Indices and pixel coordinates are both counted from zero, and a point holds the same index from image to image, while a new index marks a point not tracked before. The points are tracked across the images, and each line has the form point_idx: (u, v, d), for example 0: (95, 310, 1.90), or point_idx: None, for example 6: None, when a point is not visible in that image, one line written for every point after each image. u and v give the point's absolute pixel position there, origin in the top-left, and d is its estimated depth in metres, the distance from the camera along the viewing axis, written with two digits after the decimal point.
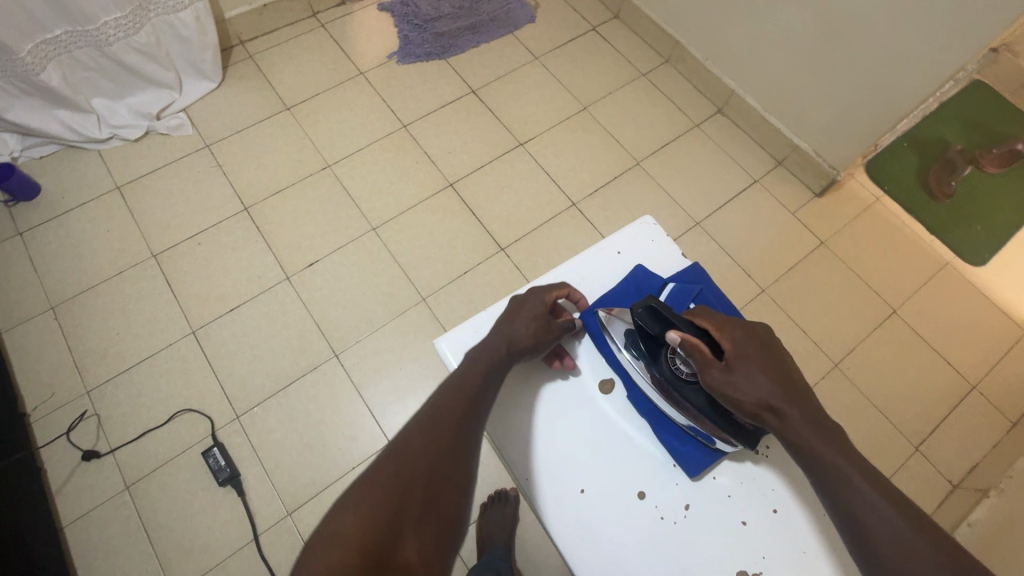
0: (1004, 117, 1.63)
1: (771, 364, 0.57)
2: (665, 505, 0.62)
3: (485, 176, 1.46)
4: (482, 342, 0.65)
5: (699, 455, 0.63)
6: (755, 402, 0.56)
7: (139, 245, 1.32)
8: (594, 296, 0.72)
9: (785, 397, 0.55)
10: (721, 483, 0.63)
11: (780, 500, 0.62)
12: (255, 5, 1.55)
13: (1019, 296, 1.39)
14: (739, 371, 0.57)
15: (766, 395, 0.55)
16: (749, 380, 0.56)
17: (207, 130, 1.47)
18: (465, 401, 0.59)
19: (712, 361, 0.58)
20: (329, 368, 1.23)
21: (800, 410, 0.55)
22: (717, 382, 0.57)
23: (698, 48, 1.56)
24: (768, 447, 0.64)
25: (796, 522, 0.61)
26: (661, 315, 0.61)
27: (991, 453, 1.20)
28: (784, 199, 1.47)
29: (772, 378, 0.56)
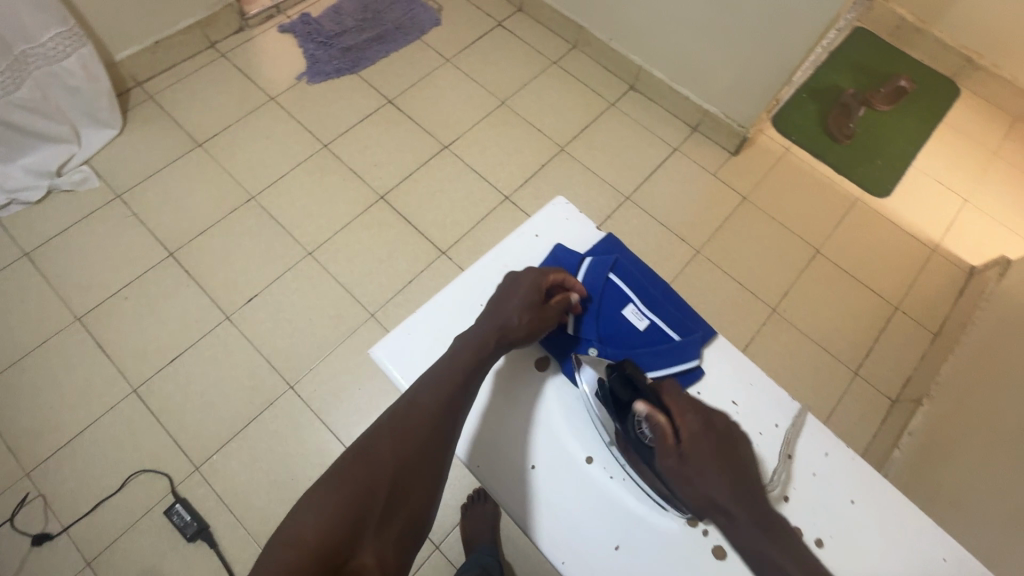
0: (885, 58, 1.77)
1: (727, 457, 0.56)
2: (612, 466, 0.64)
3: (415, 183, 1.46)
4: (470, 333, 0.62)
5: None
6: (704, 492, 0.54)
7: (61, 310, 1.25)
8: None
9: (735, 494, 0.54)
10: None
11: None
12: (147, 43, 1.48)
13: (922, 219, 1.51)
14: (692, 459, 0.55)
15: (717, 489, 0.54)
16: (703, 470, 0.55)
17: (116, 180, 1.40)
18: (443, 399, 0.56)
19: (673, 442, 0.56)
20: (286, 401, 1.20)
21: (750, 512, 0.53)
22: (675, 467, 0.56)
23: (601, 30, 1.61)
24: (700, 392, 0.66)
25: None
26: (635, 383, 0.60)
27: (920, 365, 1.31)
28: (704, 162, 1.54)
29: (727, 475, 0.55)
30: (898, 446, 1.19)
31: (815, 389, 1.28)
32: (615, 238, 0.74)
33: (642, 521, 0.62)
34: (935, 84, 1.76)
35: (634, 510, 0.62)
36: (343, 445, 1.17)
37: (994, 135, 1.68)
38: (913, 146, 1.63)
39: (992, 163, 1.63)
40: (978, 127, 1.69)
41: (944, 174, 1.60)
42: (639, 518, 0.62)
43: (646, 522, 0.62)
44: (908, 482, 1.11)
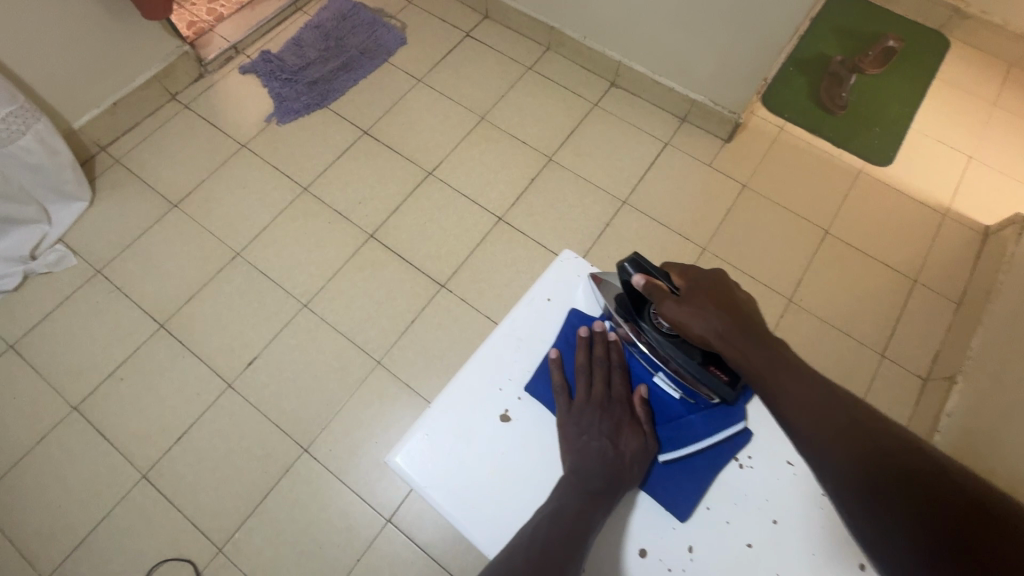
0: (869, 18, 1.71)
1: (722, 297, 0.56)
2: (669, 555, 0.58)
3: (404, 216, 1.40)
4: (579, 473, 0.58)
5: (690, 492, 0.60)
6: (702, 332, 0.55)
7: (56, 401, 1.20)
8: (539, 356, 0.67)
9: (729, 323, 0.54)
10: (716, 512, 0.59)
11: (778, 509, 0.59)
12: (105, 106, 1.41)
13: (930, 183, 1.46)
14: (688, 306, 0.56)
15: (713, 323, 0.55)
16: (701, 310, 0.55)
17: (94, 254, 1.34)
18: (565, 535, 0.53)
19: (668, 294, 0.58)
20: (301, 466, 1.15)
21: (748, 334, 0.53)
22: (672, 314, 0.57)
23: (573, 29, 1.54)
24: (750, 456, 0.62)
25: (797, 529, 0.58)
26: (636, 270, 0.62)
27: (947, 338, 1.26)
28: (697, 153, 1.49)
29: (721, 310, 0.55)
30: (939, 430, 1.14)
31: (843, 376, 1.24)
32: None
33: None
34: (923, 39, 1.70)
35: None
36: (367, 503, 1.13)
37: (991, 85, 1.62)
38: (909, 108, 1.57)
39: (993, 114, 1.57)
40: (973, 79, 1.63)
41: (945, 132, 1.54)
42: None
43: None
44: None
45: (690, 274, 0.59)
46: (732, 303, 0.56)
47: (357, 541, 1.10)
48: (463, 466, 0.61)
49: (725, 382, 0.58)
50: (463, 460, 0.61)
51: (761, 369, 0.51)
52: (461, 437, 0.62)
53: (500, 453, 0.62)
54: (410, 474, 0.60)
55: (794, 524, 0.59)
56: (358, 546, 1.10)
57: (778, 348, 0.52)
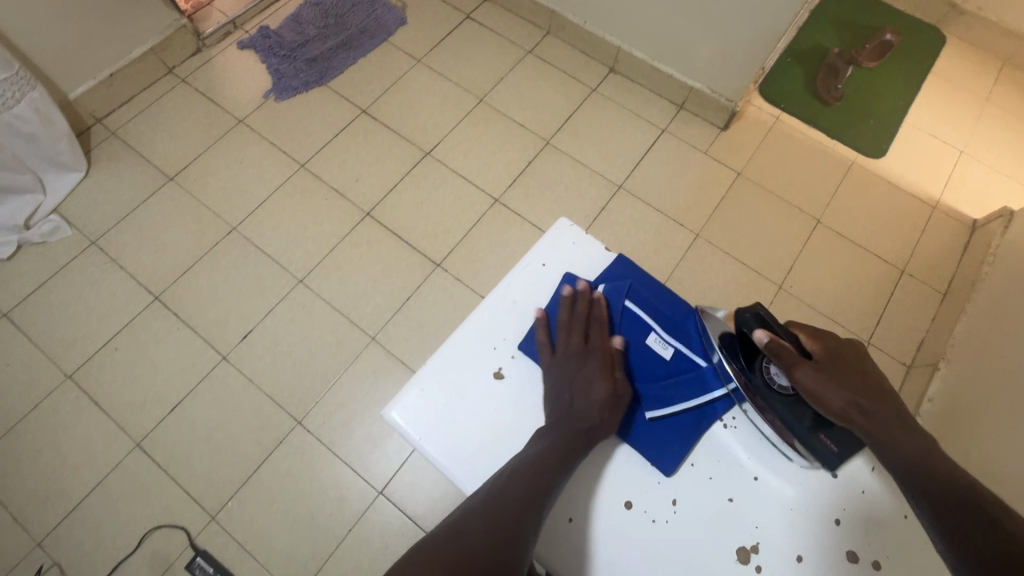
0: (867, 12, 1.72)
1: (862, 374, 0.56)
2: (653, 507, 0.60)
3: (401, 195, 1.41)
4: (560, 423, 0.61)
5: (674, 447, 0.62)
6: (840, 405, 0.55)
7: (49, 370, 1.20)
8: (528, 314, 0.69)
9: (870, 399, 0.54)
10: (699, 468, 0.61)
11: (759, 466, 0.61)
12: (101, 77, 1.40)
13: (920, 175, 1.49)
14: (832, 377, 0.56)
15: (851, 399, 0.55)
16: (833, 383, 0.56)
17: (89, 225, 1.34)
18: (543, 473, 0.55)
19: (802, 359, 0.58)
20: (295, 437, 1.17)
21: (893, 414, 0.53)
22: (805, 381, 0.56)
23: (574, 13, 1.55)
24: (734, 417, 0.64)
25: (777, 486, 0.60)
26: (759, 322, 0.62)
27: (932, 327, 1.29)
28: (693, 140, 1.50)
29: (858, 387, 0.55)
30: (920, 414, 1.17)
31: None
32: (626, 259, 0.73)
33: (693, 565, 0.58)
34: (920, 33, 1.71)
35: (682, 554, 0.58)
36: (359, 476, 1.14)
37: (984, 81, 1.64)
38: (904, 101, 1.59)
39: (985, 110, 1.59)
40: (967, 74, 1.65)
41: (937, 126, 1.56)
42: (689, 561, 0.58)
43: (698, 566, 0.58)
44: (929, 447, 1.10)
45: (825, 341, 0.59)
46: (872, 383, 0.56)
47: (349, 511, 1.12)
48: (454, 419, 0.62)
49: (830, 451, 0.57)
50: (455, 414, 0.62)
51: (899, 447, 0.50)
52: (448, 386, 0.63)
53: (483, 403, 0.63)
54: (404, 427, 0.62)
55: (774, 481, 0.61)
56: (350, 516, 1.11)
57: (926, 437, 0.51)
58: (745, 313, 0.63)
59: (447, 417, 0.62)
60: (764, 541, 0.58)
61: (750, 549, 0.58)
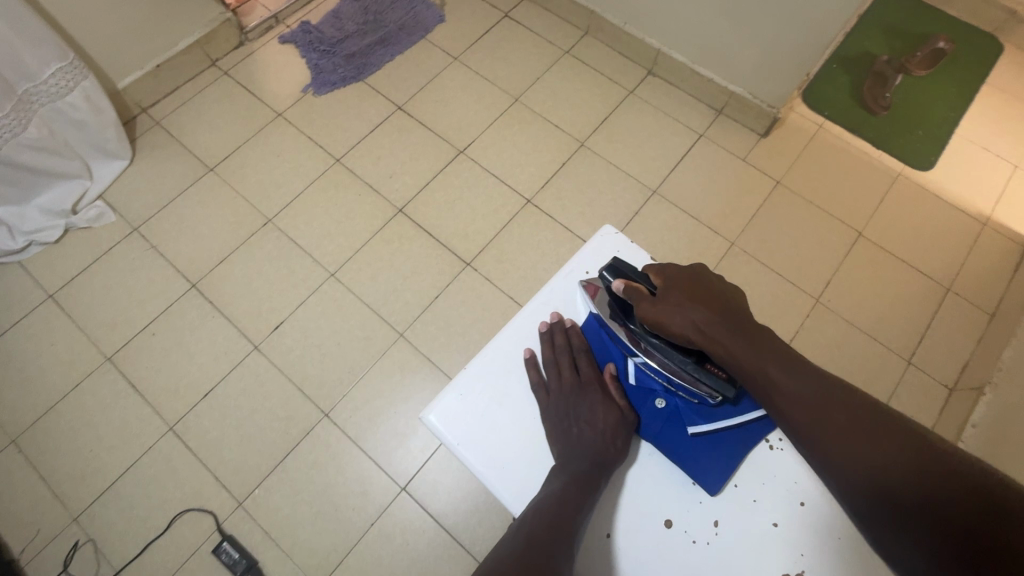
0: (920, 19, 1.66)
1: (701, 294, 0.56)
2: (694, 528, 0.59)
3: (433, 192, 1.41)
4: (584, 448, 0.60)
5: (718, 468, 0.60)
6: (682, 328, 0.55)
7: (90, 351, 1.24)
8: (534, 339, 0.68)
9: (713, 319, 0.54)
10: (742, 490, 0.60)
11: (806, 491, 0.59)
12: (147, 68, 1.44)
13: (970, 190, 1.43)
14: (672, 303, 0.56)
15: (691, 318, 0.55)
16: (679, 307, 0.56)
17: (131, 212, 1.38)
18: (577, 493, 0.55)
19: (645, 295, 0.59)
20: (321, 430, 1.18)
21: (730, 327, 0.54)
22: (648, 315, 0.58)
23: (614, 14, 1.53)
24: (781, 438, 0.61)
25: (825, 512, 0.58)
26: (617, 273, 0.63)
27: (977, 349, 1.24)
28: (732, 146, 1.47)
29: (700, 305, 0.55)
30: (961, 440, 1.12)
31: (867, 380, 1.22)
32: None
33: None
34: (975, 42, 1.64)
35: None
36: (382, 471, 1.15)
37: None
38: (956, 112, 1.53)
39: None
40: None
41: (991, 139, 1.50)
42: None
43: None
44: None
45: (669, 271, 0.59)
46: (715, 297, 0.56)
47: (371, 506, 1.13)
48: (494, 426, 0.63)
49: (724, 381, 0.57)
50: (494, 421, 0.63)
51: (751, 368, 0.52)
52: (487, 396, 0.64)
53: (506, 421, 0.63)
54: (442, 432, 0.62)
55: (822, 508, 0.59)
56: (372, 511, 1.12)
57: (761, 339, 0.53)
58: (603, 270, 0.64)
59: (487, 427, 0.62)
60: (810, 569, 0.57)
61: None
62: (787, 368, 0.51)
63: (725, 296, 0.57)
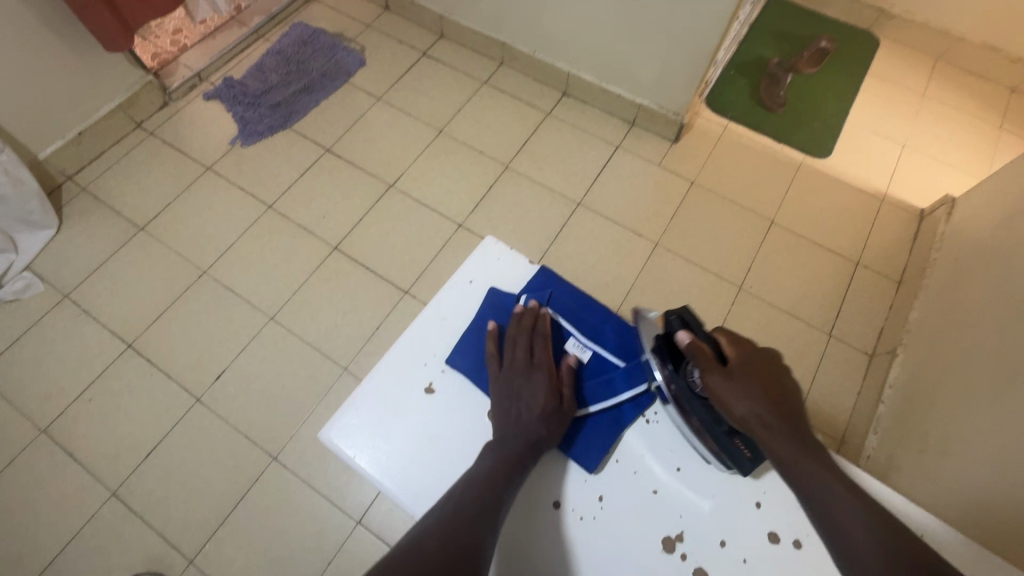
0: (803, 23, 1.81)
1: (768, 382, 0.60)
2: (582, 506, 0.64)
3: (367, 227, 1.45)
4: (519, 429, 0.63)
5: (594, 446, 0.66)
6: (742, 411, 0.58)
7: (24, 426, 1.21)
8: (461, 330, 0.73)
9: (773, 412, 0.58)
10: (623, 463, 0.66)
11: (680, 458, 0.66)
12: (70, 136, 1.45)
13: (867, 172, 1.54)
14: (739, 385, 0.59)
15: (755, 407, 0.58)
16: (747, 390, 0.59)
17: (62, 279, 1.37)
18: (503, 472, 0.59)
19: (715, 364, 0.62)
20: (271, 474, 1.17)
21: (788, 429, 0.57)
22: (714, 385, 0.60)
23: (523, 44, 1.62)
24: (655, 413, 0.69)
25: (695, 474, 0.65)
26: (685, 325, 0.67)
27: (890, 315, 1.33)
28: (647, 154, 1.56)
29: (766, 394, 0.59)
30: (883, 401, 1.19)
31: (793, 356, 1.29)
32: (548, 272, 0.79)
33: (624, 555, 0.61)
34: (855, 39, 1.80)
35: (611, 546, 0.62)
36: (336, 507, 1.15)
37: (919, 79, 1.72)
38: (844, 103, 1.67)
39: (922, 105, 1.67)
40: (902, 73, 1.73)
41: (879, 124, 1.63)
42: (620, 553, 0.61)
43: (628, 556, 0.61)
44: (896, 433, 1.11)
45: (742, 351, 0.63)
46: (775, 384, 0.60)
47: (327, 544, 1.12)
48: (426, 420, 0.67)
49: (744, 455, 0.62)
50: (389, 430, 0.66)
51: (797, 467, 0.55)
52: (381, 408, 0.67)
53: (401, 424, 0.66)
54: (342, 447, 0.65)
55: (694, 472, 0.65)
56: (329, 549, 1.11)
57: (807, 436, 0.57)
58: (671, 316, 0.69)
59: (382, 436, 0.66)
60: (688, 528, 0.63)
61: (675, 537, 0.62)
62: (820, 459, 0.55)
63: (793, 396, 0.60)
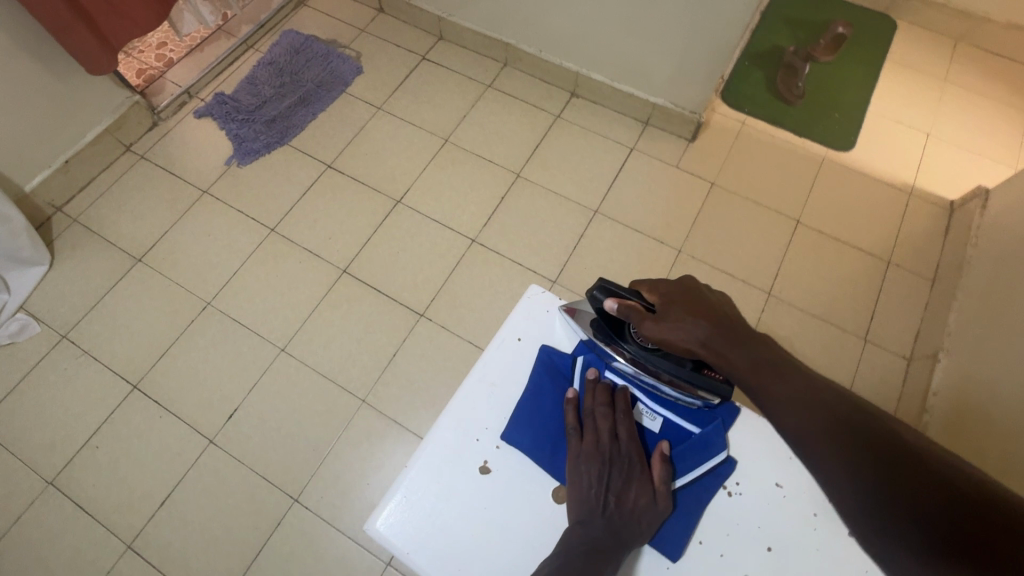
0: (815, 7, 1.74)
1: (699, 306, 0.51)
2: None
3: (376, 247, 1.38)
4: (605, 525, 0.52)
5: (677, 527, 0.55)
6: (687, 344, 0.50)
7: (29, 478, 1.15)
8: (515, 399, 0.60)
9: (715, 330, 0.49)
10: (707, 545, 0.55)
11: (772, 535, 0.55)
12: (56, 165, 1.37)
13: (893, 164, 1.48)
14: (676, 323, 0.51)
15: (696, 334, 0.50)
16: (681, 322, 0.51)
17: (58, 319, 1.30)
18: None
19: (645, 315, 0.53)
20: (293, 518, 1.12)
21: (734, 343, 0.48)
22: (653, 334, 0.52)
23: (527, 44, 1.54)
24: (738, 483, 0.57)
25: (792, 555, 0.54)
26: (609, 294, 0.58)
27: (926, 317, 1.28)
28: (663, 155, 1.49)
29: (700, 316, 0.50)
30: (927, 410, 1.14)
31: (829, 364, 1.24)
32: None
33: None
34: (871, 23, 1.73)
35: None
36: (363, 548, 1.10)
37: (940, 62, 1.65)
38: (865, 91, 1.60)
39: (944, 90, 1.61)
40: (922, 57, 1.67)
41: (902, 112, 1.57)
42: None
43: None
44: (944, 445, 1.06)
45: (661, 289, 0.54)
46: (705, 304, 0.51)
47: None
48: (487, 505, 0.56)
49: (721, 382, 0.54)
50: (445, 520, 0.55)
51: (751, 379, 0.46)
52: (433, 492, 0.56)
53: (458, 514, 0.55)
54: (392, 540, 0.54)
55: (791, 553, 0.54)
56: None
57: (757, 340, 0.48)
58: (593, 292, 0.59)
59: (437, 528, 0.54)
60: None
61: None
62: (777, 369, 0.46)
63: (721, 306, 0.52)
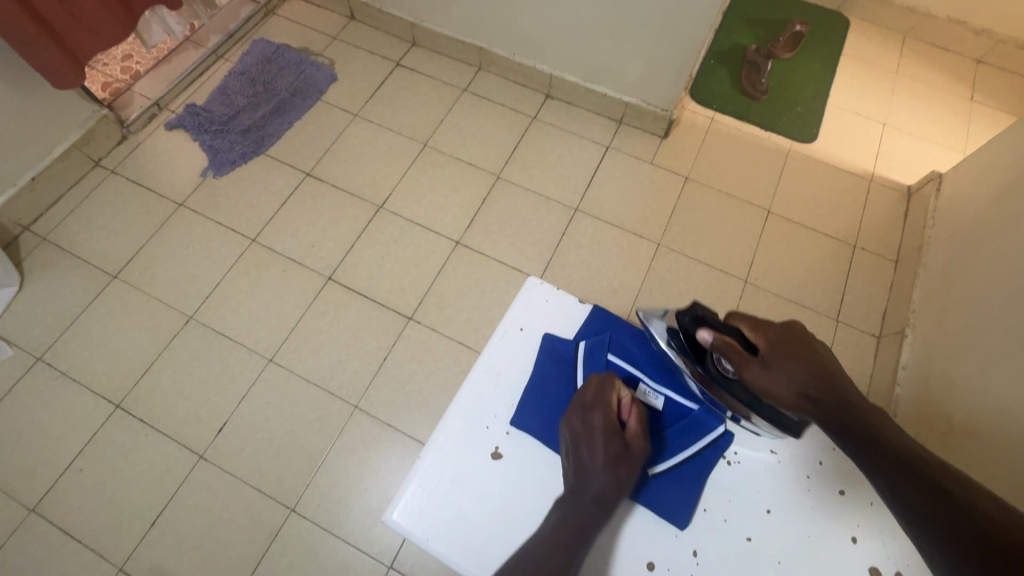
0: (773, 7, 1.82)
1: (809, 358, 0.50)
2: (677, 565, 0.56)
3: (360, 253, 1.38)
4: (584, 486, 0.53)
5: (682, 497, 0.58)
6: (787, 392, 0.50)
7: (9, 506, 1.11)
8: (521, 387, 0.62)
9: (819, 386, 0.48)
10: (712, 512, 0.58)
11: (770, 498, 0.58)
12: (22, 183, 1.33)
13: (853, 153, 1.56)
14: (780, 370, 0.50)
15: (799, 387, 0.49)
16: (783, 369, 0.50)
17: (31, 341, 1.26)
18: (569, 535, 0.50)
19: (746, 356, 0.52)
20: (290, 528, 1.11)
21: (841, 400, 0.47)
22: (752, 378, 0.52)
23: (501, 48, 1.57)
24: (736, 452, 0.60)
25: (788, 515, 0.58)
26: (701, 323, 0.57)
27: (892, 296, 1.35)
28: (638, 152, 1.54)
29: (805, 368, 0.49)
30: (898, 383, 1.20)
31: None
32: (603, 310, 0.68)
33: None
34: (826, 21, 1.82)
35: None
36: (364, 553, 1.10)
37: (891, 57, 1.75)
38: (823, 86, 1.68)
39: (896, 82, 1.70)
40: (874, 51, 1.76)
41: (858, 104, 1.65)
42: None
43: None
44: (915, 415, 1.12)
45: (766, 329, 0.53)
46: (811, 355, 0.50)
47: None
48: (500, 490, 0.57)
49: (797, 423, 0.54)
50: (460, 506, 0.56)
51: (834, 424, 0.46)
52: (446, 480, 0.57)
53: (473, 501, 0.57)
54: (409, 529, 0.55)
55: (788, 513, 0.58)
56: None
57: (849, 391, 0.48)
58: (683, 315, 0.59)
59: (453, 512, 0.56)
60: None
61: None
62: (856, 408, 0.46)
63: (830, 361, 0.51)
